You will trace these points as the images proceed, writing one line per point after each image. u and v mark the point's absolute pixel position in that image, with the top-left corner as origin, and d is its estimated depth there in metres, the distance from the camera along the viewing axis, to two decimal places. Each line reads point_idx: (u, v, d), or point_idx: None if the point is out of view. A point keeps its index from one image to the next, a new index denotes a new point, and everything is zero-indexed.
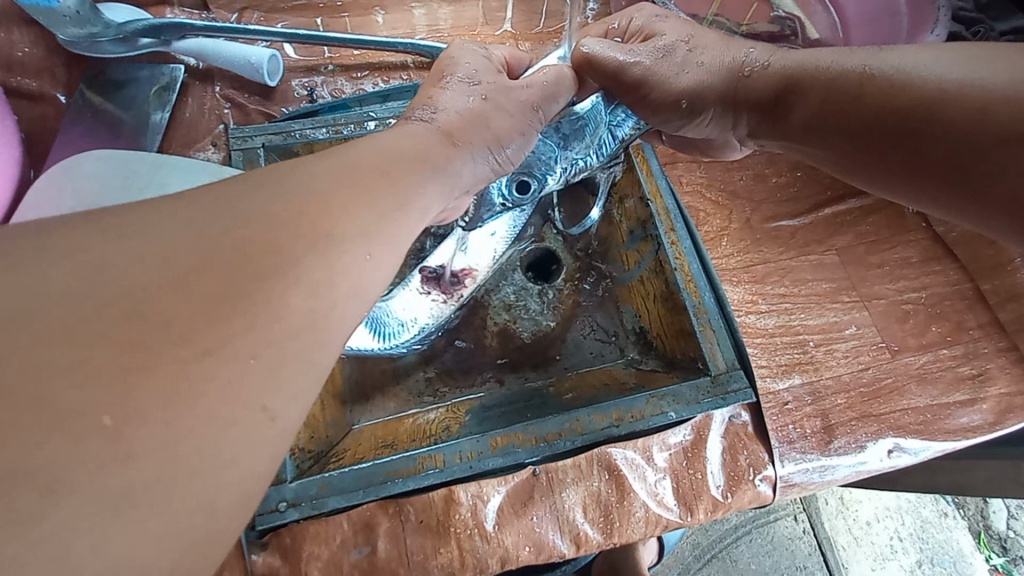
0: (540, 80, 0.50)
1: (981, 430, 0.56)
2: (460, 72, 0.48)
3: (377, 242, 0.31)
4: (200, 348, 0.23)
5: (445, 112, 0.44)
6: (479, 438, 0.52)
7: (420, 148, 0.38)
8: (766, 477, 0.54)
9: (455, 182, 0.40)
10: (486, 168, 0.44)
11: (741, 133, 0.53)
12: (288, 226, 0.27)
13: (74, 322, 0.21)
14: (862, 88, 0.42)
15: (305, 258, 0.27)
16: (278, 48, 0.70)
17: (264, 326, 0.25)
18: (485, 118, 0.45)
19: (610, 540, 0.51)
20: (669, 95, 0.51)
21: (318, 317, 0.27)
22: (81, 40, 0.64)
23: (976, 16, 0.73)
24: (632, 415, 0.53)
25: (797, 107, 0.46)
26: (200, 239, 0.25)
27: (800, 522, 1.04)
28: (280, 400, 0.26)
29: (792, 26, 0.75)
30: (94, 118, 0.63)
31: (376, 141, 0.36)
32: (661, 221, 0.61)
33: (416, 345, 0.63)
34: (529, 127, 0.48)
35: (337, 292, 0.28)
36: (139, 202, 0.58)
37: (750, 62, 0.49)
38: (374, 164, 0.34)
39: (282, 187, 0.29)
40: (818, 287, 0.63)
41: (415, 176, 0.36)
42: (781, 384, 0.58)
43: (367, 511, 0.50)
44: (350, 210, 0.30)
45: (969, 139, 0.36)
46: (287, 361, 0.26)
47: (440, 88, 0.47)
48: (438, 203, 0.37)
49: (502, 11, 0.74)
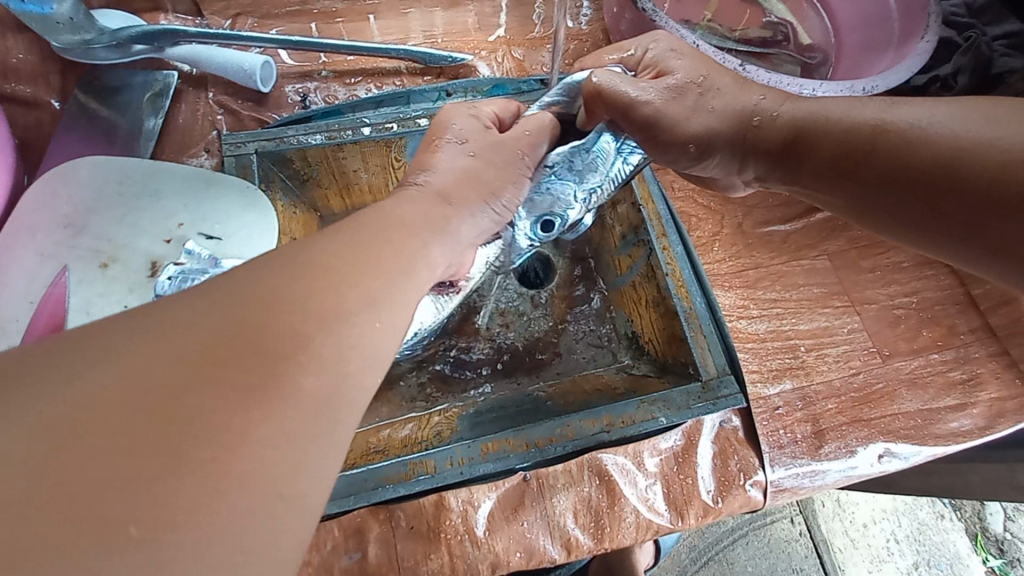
0: (526, 133, 0.52)
1: (972, 434, 0.56)
2: (450, 134, 0.50)
3: (389, 308, 0.33)
4: (229, 444, 0.25)
5: (439, 173, 0.47)
6: (471, 443, 0.52)
7: (429, 215, 0.42)
8: (757, 482, 0.54)
9: (458, 241, 0.44)
10: (476, 228, 0.47)
11: (744, 178, 0.54)
12: (304, 307, 0.30)
13: (129, 379, 0.24)
14: (874, 142, 0.42)
15: (322, 316, 0.30)
16: (273, 54, 0.70)
17: (286, 411, 0.27)
18: (477, 174, 0.48)
19: (601, 546, 0.51)
20: (679, 137, 0.51)
21: (338, 397, 0.29)
22: (74, 47, 0.64)
23: (968, 21, 0.73)
24: (623, 420, 0.53)
25: (808, 157, 0.46)
26: (239, 310, 0.28)
27: (797, 523, 1.05)
28: (304, 474, 0.27)
29: (785, 31, 0.74)
30: (88, 124, 0.64)
31: (380, 209, 0.40)
32: (653, 226, 0.61)
33: (410, 349, 0.63)
34: (518, 177, 0.51)
35: (353, 365, 0.30)
36: (135, 209, 0.59)
37: (760, 111, 0.48)
38: (383, 229, 0.37)
39: (298, 258, 0.32)
40: (810, 291, 0.63)
41: (421, 239, 0.39)
42: (772, 389, 0.58)
43: (358, 516, 0.50)
44: (364, 282, 0.33)
45: (982, 200, 0.37)
46: (311, 445, 0.28)
47: (434, 151, 0.49)
48: (445, 258, 0.41)
49: (496, 16, 0.74)
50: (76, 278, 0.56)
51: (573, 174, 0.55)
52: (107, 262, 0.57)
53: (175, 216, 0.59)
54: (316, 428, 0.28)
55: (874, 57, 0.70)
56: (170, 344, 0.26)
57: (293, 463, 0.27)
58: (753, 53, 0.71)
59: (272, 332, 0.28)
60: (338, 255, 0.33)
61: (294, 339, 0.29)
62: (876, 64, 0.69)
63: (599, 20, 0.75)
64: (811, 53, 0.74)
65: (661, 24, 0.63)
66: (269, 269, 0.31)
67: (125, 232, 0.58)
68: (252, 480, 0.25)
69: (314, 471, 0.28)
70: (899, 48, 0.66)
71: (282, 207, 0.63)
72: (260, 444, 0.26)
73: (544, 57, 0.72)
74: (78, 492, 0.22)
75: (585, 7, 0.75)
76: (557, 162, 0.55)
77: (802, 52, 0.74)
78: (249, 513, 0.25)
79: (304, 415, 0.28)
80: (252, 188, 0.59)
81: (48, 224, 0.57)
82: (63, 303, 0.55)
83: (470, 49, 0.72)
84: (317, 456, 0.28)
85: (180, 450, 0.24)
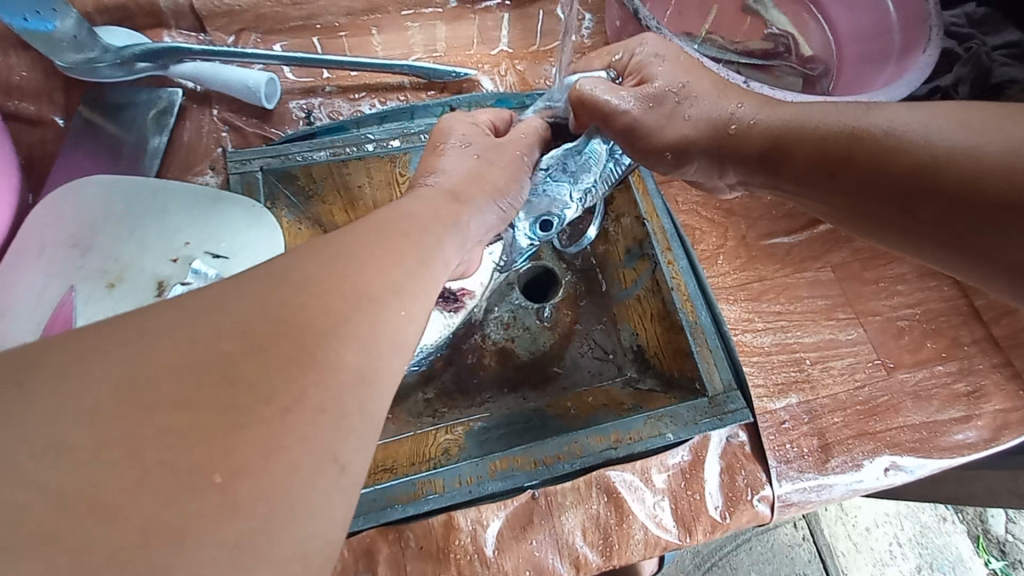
0: (524, 137, 0.54)
1: (977, 447, 0.56)
2: (455, 139, 0.52)
3: (411, 294, 0.34)
4: (280, 405, 0.26)
5: (447, 174, 0.48)
6: (478, 462, 0.52)
7: (438, 210, 0.42)
8: (764, 497, 0.54)
9: (468, 236, 0.44)
10: (483, 225, 0.47)
11: (729, 181, 0.53)
12: (337, 290, 0.31)
13: (143, 392, 0.24)
14: (850, 150, 0.41)
15: (331, 333, 0.29)
16: (275, 70, 0.70)
17: (333, 377, 0.28)
18: (483, 172, 0.49)
19: (610, 563, 0.52)
20: (655, 145, 0.52)
21: (372, 368, 0.30)
22: (79, 65, 0.64)
23: (968, 31, 0.73)
24: (630, 436, 0.54)
25: (787, 164, 0.46)
26: (249, 326, 0.28)
27: (800, 528, 1.05)
28: (351, 444, 0.28)
29: (785, 42, 0.75)
30: (94, 141, 0.64)
31: (400, 209, 0.40)
32: (657, 240, 0.61)
33: (417, 363, 0.64)
34: (522, 176, 0.52)
35: (383, 343, 0.31)
36: (139, 228, 0.59)
37: (737, 119, 0.48)
38: (396, 224, 0.38)
39: (305, 274, 0.31)
40: (814, 304, 0.63)
41: (437, 236, 0.39)
42: (779, 403, 0.58)
43: (367, 537, 0.50)
44: (388, 271, 0.34)
45: (964, 206, 0.36)
46: (352, 418, 0.29)
47: (438, 156, 0.50)
48: (457, 254, 0.41)
49: (498, 30, 0.74)
50: (82, 296, 0.56)
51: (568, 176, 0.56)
52: (113, 282, 0.57)
53: (180, 235, 0.59)
54: (361, 400, 0.29)
55: (876, 69, 0.70)
56: (178, 361, 0.26)
57: (335, 436, 0.28)
58: (754, 66, 0.71)
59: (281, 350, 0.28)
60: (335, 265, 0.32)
61: (318, 332, 0.29)
62: (878, 76, 0.69)
63: (601, 32, 0.75)
64: (812, 65, 0.74)
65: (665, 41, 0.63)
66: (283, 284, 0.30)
67: (131, 251, 0.58)
68: (300, 439, 0.26)
69: (354, 443, 0.28)
70: (901, 61, 0.66)
71: (288, 224, 0.64)
72: (283, 462, 0.26)
73: (547, 70, 0.73)
74: (96, 516, 0.22)
75: (587, 20, 0.75)
76: (551, 165, 0.55)
77: (804, 64, 0.74)
78: (267, 527, 0.25)
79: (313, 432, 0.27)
80: (258, 207, 0.60)
81: (54, 245, 0.57)
82: (69, 322, 0.54)
83: (472, 63, 0.73)
84: (326, 478, 0.27)
85: (193, 472, 0.23)
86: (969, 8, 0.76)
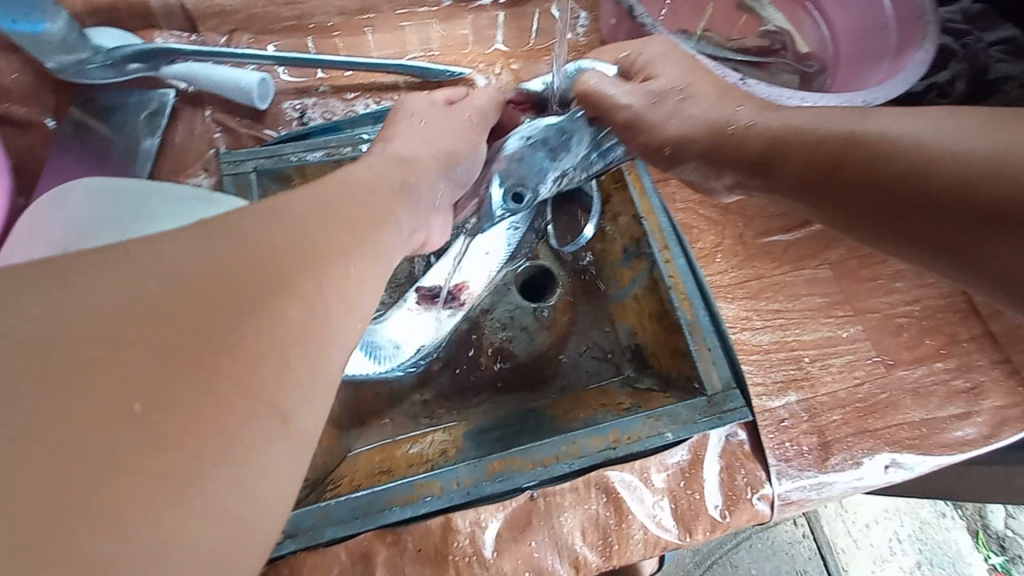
0: (482, 118, 0.56)
1: (977, 443, 0.56)
2: (409, 117, 0.54)
3: (358, 255, 0.36)
4: (221, 352, 0.28)
5: (399, 140, 0.51)
6: (476, 463, 0.52)
7: (389, 176, 0.45)
8: (764, 496, 0.54)
9: (422, 199, 0.47)
10: (435, 199, 0.49)
11: (725, 184, 0.50)
12: (281, 248, 0.32)
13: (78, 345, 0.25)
14: (842, 157, 0.41)
15: (280, 307, 0.30)
16: (269, 70, 0.70)
17: (273, 331, 0.30)
18: (436, 140, 0.52)
19: (609, 563, 0.51)
20: (656, 139, 0.51)
21: (313, 327, 0.31)
22: (69, 66, 0.64)
23: (964, 27, 0.73)
24: (629, 436, 0.54)
25: (779, 170, 0.44)
26: (192, 290, 0.28)
27: (800, 526, 1.04)
28: (295, 399, 0.30)
29: (782, 39, 0.75)
30: (82, 145, 0.64)
31: (349, 175, 0.42)
32: (655, 239, 0.61)
33: (413, 366, 0.63)
34: (474, 139, 0.54)
35: (331, 303, 0.33)
36: (128, 232, 0.57)
37: (735, 120, 0.47)
38: (349, 193, 0.39)
39: (265, 257, 0.31)
40: (813, 301, 0.63)
41: (393, 203, 0.42)
42: (778, 401, 0.58)
43: (364, 541, 0.50)
44: (335, 234, 0.35)
45: (958, 211, 0.36)
46: (297, 372, 0.30)
47: (390, 129, 0.53)
48: (411, 219, 0.44)
49: (492, 29, 0.74)
50: None
51: (551, 153, 0.56)
52: None
53: None
54: (305, 353, 0.31)
55: (871, 66, 0.70)
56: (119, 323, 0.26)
57: (277, 388, 0.29)
58: (751, 64, 0.70)
59: (246, 344, 0.29)
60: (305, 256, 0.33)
61: (259, 284, 0.30)
62: (875, 73, 0.69)
63: (597, 30, 0.74)
64: (808, 62, 0.74)
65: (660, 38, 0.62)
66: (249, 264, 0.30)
67: None
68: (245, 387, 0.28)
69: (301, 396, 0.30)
70: (898, 57, 0.66)
71: None
72: (239, 440, 0.27)
73: (542, 69, 0.72)
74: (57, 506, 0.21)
75: (582, 18, 0.75)
76: (535, 136, 0.56)
77: (799, 61, 0.74)
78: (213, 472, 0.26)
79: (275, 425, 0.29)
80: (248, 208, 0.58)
81: (43, 251, 0.57)
82: None
83: (467, 62, 0.72)
84: (278, 453, 0.29)
85: (130, 423, 0.25)
86: (966, 3, 0.75)
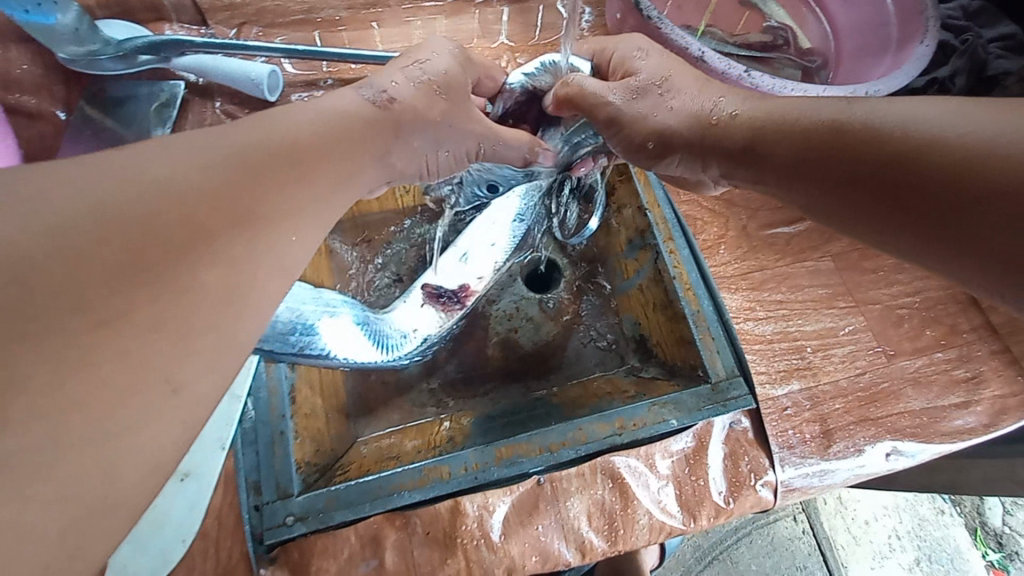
0: (499, 130, 0.52)
1: (977, 432, 0.57)
2: (429, 65, 0.47)
3: (309, 216, 0.35)
4: (101, 318, 0.25)
5: (397, 96, 0.45)
6: (484, 448, 0.53)
7: (365, 121, 0.42)
8: (767, 483, 0.54)
9: (389, 154, 0.44)
10: (422, 160, 0.49)
11: (711, 176, 0.51)
12: (214, 211, 0.30)
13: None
14: (839, 137, 0.40)
15: (195, 272, 0.28)
16: (276, 62, 0.71)
17: (177, 297, 0.28)
18: (428, 121, 0.46)
19: (615, 548, 0.52)
20: (638, 133, 0.51)
21: (230, 298, 0.30)
22: (80, 58, 0.64)
23: (964, 24, 0.75)
24: (634, 423, 0.55)
25: (773, 156, 0.44)
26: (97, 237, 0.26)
27: (800, 521, 1.05)
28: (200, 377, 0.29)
29: (785, 34, 0.76)
30: (93, 136, 0.64)
31: (324, 106, 0.40)
32: (659, 230, 0.62)
33: (417, 355, 0.63)
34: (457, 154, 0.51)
35: (261, 276, 0.32)
36: None
37: (718, 111, 0.47)
38: (336, 143, 0.39)
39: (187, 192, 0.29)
40: (815, 293, 0.64)
41: (358, 162, 0.40)
42: (780, 390, 0.58)
43: (374, 524, 0.50)
44: (288, 191, 0.34)
45: (945, 192, 0.34)
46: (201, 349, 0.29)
47: (394, 74, 0.46)
48: (371, 181, 0.43)
49: (498, 23, 0.75)
50: None
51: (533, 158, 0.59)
52: None
53: None
54: (214, 322, 0.29)
55: (872, 61, 0.71)
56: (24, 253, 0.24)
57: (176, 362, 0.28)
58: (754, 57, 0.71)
59: (167, 287, 0.27)
60: (236, 195, 0.31)
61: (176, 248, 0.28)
62: (877, 67, 0.70)
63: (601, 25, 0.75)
64: (810, 56, 0.75)
65: (665, 31, 0.63)
66: (185, 198, 0.29)
67: None
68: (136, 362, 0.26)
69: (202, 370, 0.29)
70: (898, 52, 0.67)
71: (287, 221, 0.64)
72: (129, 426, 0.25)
73: None
74: None
75: (586, 14, 0.76)
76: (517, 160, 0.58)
77: (802, 56, 0.74)
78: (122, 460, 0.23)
79: (215, 357, 0.29)
80: None
81: None
82: None
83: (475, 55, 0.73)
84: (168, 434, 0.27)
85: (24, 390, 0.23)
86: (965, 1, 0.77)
